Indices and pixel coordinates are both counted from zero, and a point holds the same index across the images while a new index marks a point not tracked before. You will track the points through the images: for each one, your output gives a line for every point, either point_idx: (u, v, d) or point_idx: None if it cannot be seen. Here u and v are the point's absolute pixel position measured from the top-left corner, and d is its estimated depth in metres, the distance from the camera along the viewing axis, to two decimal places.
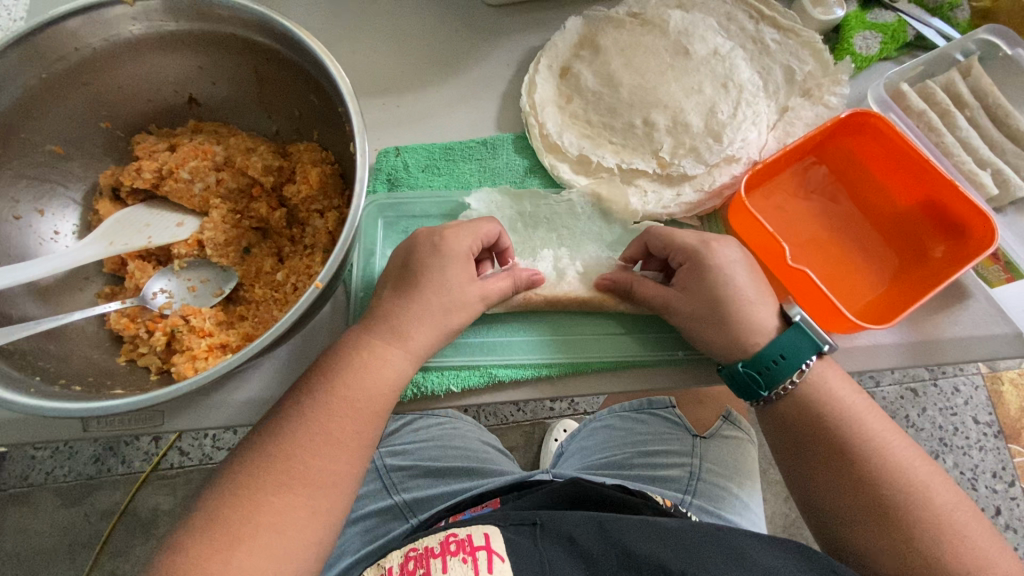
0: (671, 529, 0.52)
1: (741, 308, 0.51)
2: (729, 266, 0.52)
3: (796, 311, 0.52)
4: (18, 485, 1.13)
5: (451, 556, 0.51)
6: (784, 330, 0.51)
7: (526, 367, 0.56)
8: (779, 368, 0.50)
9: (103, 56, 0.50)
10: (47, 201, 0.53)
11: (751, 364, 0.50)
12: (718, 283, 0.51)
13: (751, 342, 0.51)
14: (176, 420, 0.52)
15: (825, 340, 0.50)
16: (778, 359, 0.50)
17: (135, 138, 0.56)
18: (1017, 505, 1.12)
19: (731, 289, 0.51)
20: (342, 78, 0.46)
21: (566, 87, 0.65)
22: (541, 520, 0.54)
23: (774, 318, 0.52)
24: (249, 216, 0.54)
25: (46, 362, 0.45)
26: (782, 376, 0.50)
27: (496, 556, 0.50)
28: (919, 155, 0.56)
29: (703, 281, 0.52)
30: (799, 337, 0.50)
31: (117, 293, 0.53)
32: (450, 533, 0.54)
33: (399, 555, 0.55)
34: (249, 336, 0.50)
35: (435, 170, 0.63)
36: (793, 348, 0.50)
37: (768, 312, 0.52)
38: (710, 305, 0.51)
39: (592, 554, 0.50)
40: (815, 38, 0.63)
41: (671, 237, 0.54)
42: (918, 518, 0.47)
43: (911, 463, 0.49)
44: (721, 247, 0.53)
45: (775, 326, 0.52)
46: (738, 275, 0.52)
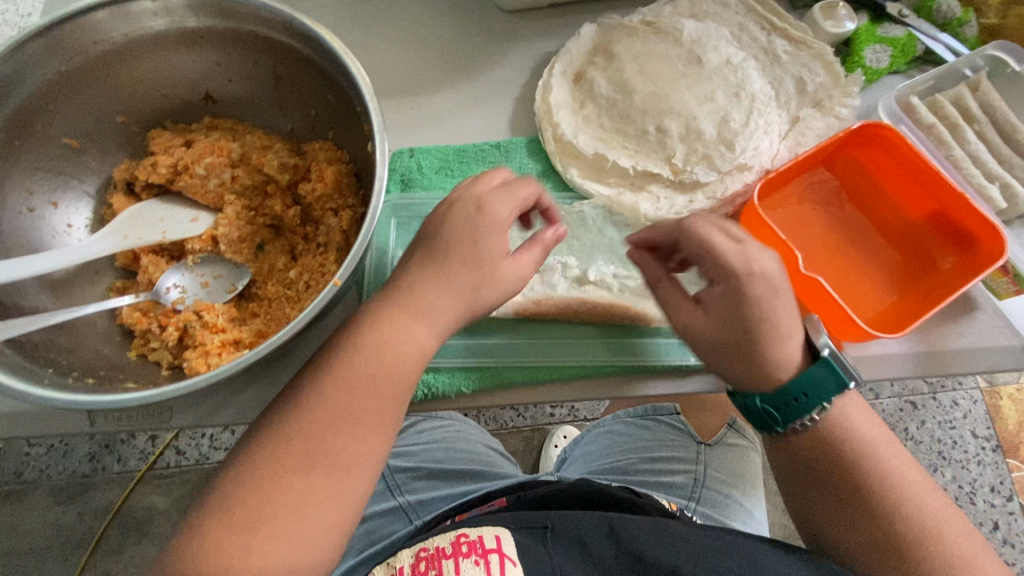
0: (681, 535, 0.52)
1: (771, 339, 0.46)
2: (759, 296, 0.46)
3: (825, 342, 0.48)
4: (12, 482, 1.12)
5: (463, 558, 0.51)
6: (807, 366, 0.47)
7: (535, 369, 0.56)
8: (800, 405, 0.47)
9: (123, 51, 0.50)
10: (62, 193, 0.53)
11: (770, 399, 0.48)
12: (746, 314, 0.46)
13: (774, 374, 0.47)
14: (183, 417, 0.52)
15: (853, 376, 0.47)
16: (800, 396, 0.47)
17: (150, 133, 0.56)
18: (1015, 520, 1.12)
19: (763, 314, 0.46)
20: (362, 77, 0.47)
21: (579, 93, 0.65)
22: (551, 524, 0.54)
23: (800, 350, 0.48)
24: (264, 213, 0.54)
25: (57, 354, 0.45)
26: (801, 413, 0.47)
27: (508, 559, 0.50)
28: (929, 166, 0.57)
29: (732, 301, 0.47)
30: (826, 374, 0.46)
31: (129, 287, 0.53)
32: (462, 535, 0.54)
33: (410, 555, 0.54)
34: (262, 333, 0.50)
35: (449, 171, 0.63)
36: (817, 386, 0.47)
37: (795, 345, 0.47)
38: (738, 330, 0.47)
39: (602, 560, 0.51)
40: (826, 51, 0.64)
41: (710, 243, 0.48)
42: (921, 547, 0.45)
43: (919, 486, 0.47)
44: (761, 265, 0.47)
45: (800, 359, 0.47)
46: (767, 305, 0.46)
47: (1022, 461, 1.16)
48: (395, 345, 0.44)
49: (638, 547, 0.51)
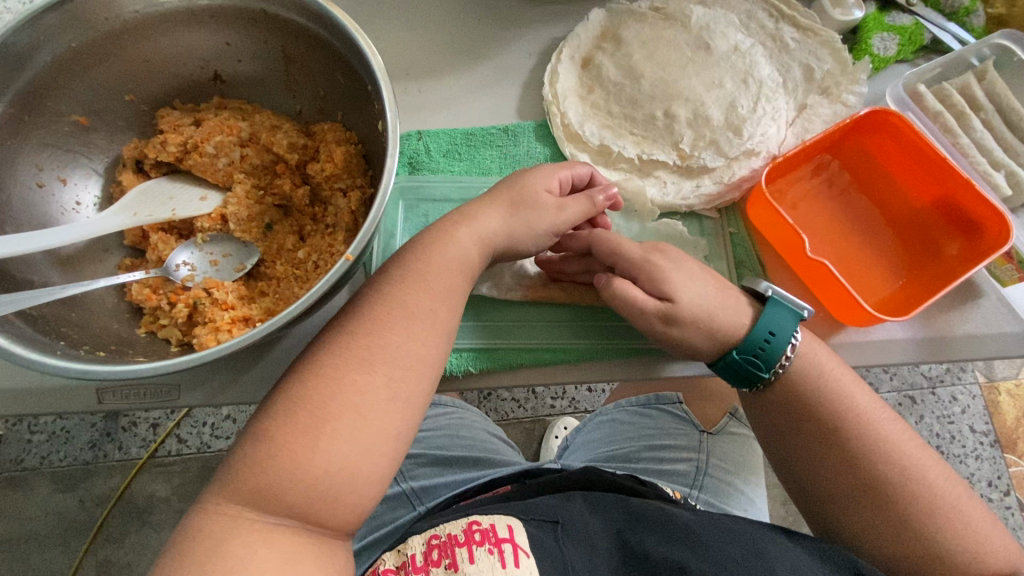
0: (691, 533, 0.51)
1: (716, 305, 0.51)
2: (678, 267, 0.52)
3: (765, 287, 0.52)
4: (13, 469, 1.12)
5: (477, 546, 0.48)
6: (760, 311, 0.51)
7: (543, 351, 0.56)
8: (771, 348, 0.50)
9: (133, 28, 0.50)
10: (70, 170, 0.53)
11: (744, 350, 0.50)
12: (679, 285, 0.51)
13: (730, 334, 0.51)
14: (191, 396, 0.52)
15: (803, 306, 0.51)
16: (768, 338, 0.50)
17: (159, 112, 0.56)
18: (1012, 514, 1.13)
19: (701, 286, 0.52)
20: (374, 55, 0.47)
21: (587, 78, 0.65)
22: (562, 519, 0.52)
23: (746, 307, 0.52)
24: (272, 193, 0.54)
25: (68, 328, 0.45)
26: (777, 354, 0.50)
27: (521, 550, 0.47)
28: (936, 153, 0.57)
29: (672, 284, 0.51)
30: (779, 311, 0.50)
31: (138, 265, 0.53)
32: (474, 522, 0.51)
33: (422, 542, 0.51)
34: (271, 312, 0.50)
35: (456, 155, 0.63)
36: (778, 324, 0.50)
37: (736, 303, 0.52)
38: (688, 304, 0.50)
39: (609, 559, 0.50)
40: (835, 38, 0.64)
41: (615, 243, 0.54)
42: (909, 493, 0.47)
43: (900, 434, 0.49)
44: (663, 253, 0.53)
45: (749, 312, 0.52)
46: (690, 274, 0.52)
47: (1019, 456, 1.16)
48: (405, 318, 0.44)
49: (642, 547, 0.51)
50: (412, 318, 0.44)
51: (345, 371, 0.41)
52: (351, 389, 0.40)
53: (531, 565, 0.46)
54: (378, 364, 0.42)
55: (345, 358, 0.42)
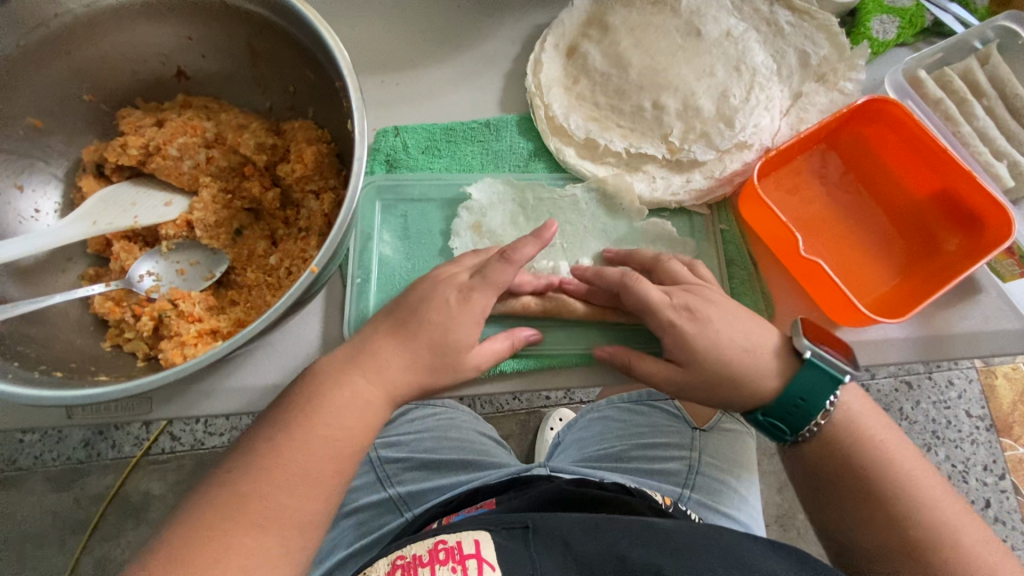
0: (665, 531, 0.52)
1: (739, 359, 0.47)
2: (707, 326, 0.48)
3: (805, 344, 0.48)
4: (6, 469, 1.11)
5: (441, 565, 0.49)
6: (797, 369, 0.48)
7: (527, 357, 0.54)
8: (803, 409, 0.47)
9: (85, 23, 0.47)
10: (27, 176, 0.50)
11: (773, 412, 0.48)
12: (707, 348, 0.47)
13: (766, 391, 0.48)
14: (165, 409, 0.50)
15: (845, 370, 0.46)
16: (799, 402, 0.47)
17: (120, 112, 0.53)
18: (1007, 498, 1.12)
19: (725, 339, 0.48)
20: (339, 49, 0.44)
21: (572, 67, 0.62)
22: (533, 524, 0.53)
23: (783, 356, 0.48)
24: (241, 196, 0.52)
25: (25, 346, 0.43)
26: (808, 417, 0.48)
27: (486, 563, 0.48)
28: (935, 143, 0.54)
29: (696, 351, 0.48)
30: (817, 376, 0.46)
31: (102, 275, 0.51)
32: (439, 541, 0.51)
33: (385, 563, 0.52)
34: (241, 322, 0.48)
35: (435, 151, 0.61)
36: (812, 389, 0.47)
37: (770, 353, 0.48)
38: (706, 369, 0.47)
39: (587, 559, 0.49)
40: (831, 21, 0.60)
41: (647, 299, 0.50)
42: (902, 507, 0.46)
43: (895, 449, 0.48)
44: (692, 305, 0.49)
45: (785, 365, 0.48)
46: (722, 329, 0.48)
47: (1015, 440, 1.16)
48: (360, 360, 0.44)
49: (618, 549, 0.50)
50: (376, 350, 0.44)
51: (304, 422, 0.43)
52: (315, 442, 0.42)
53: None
54: (336, 421, 0.43)
55: (302, 414, 0.43)
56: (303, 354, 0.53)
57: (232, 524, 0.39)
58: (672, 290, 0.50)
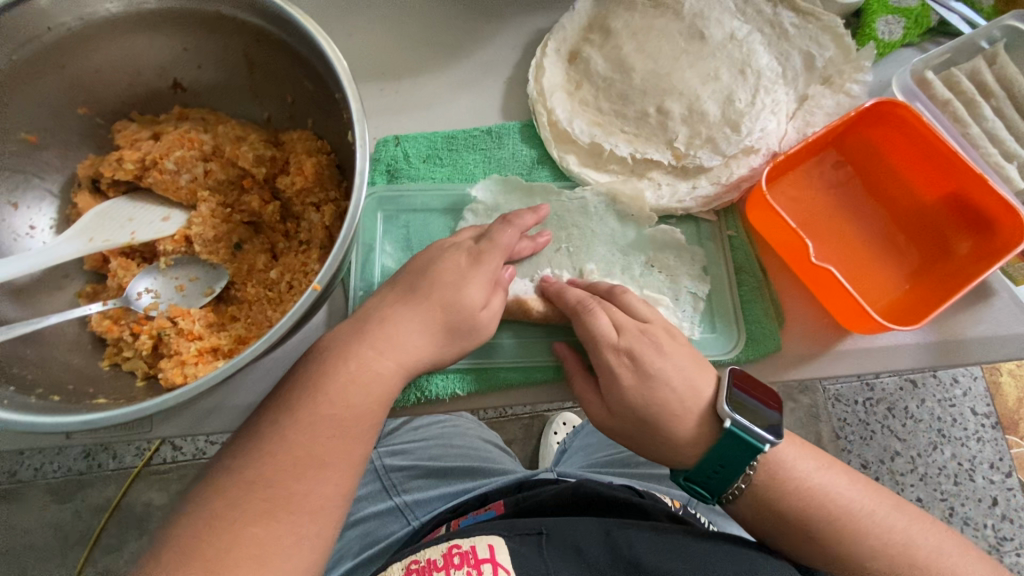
0: (678, 540, 0.50)
1: (666, 416, 0.45)
2: (642, 384, 0.46)
3: (727, 411, 0.44)
4: (7, 482, 1.10)
5: (455, 569, 0.49)
6: (718, 436, 0.45)
7: (534, 368, 0.53)
8: (721, 477, 0.45)
9: (78, 37, 0.46)
10: (21, 193, 0.49)
11: (694, 477, 0.45)
12: (634, 405, 0.46)
13: (687, 454, 0.45)
14: (166, 426, 0.49)
15: (766, 440, 0.43)
16: (717, 469, 0.44)
17: (116, 126, 0.52)
18: (1014, 495, 1.11)
19: (661, 393, 0.46)
20: (339, 61, 0.43)
21: (575, 73, 0.61)
22: (546, 530, 0.53)
23: (706, 422, 0.45)
24: (240, 210, 0.51)
25: (22, 368, 0.42)
26: (727, 483, 0.45)
27: (502, 569, 0.48)
28: (945, 145, 0.54)
29: (626, 405, 0.46)
30: (733, 446, 0.44)
31: (100, 293, 0.50)
32: (453, 545, 0.51)
33: (400, 568, 0.52)
34: (241, 339, 0.47)
35: (437, 160, 0.60)
36: (730, 457, 0.44)
37: (698, 420, 0.45)
38: (633, 415, 0.46)
39: (599, 565, 0.49)
40: (836, 23, 0.59)
41: (592, 331, 0.49)
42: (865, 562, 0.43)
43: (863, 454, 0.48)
44: (639, 350, 0.48)
45: (707, 432, 0.45)
46: (657, 387, 0.46)
47: (1021, 437, 1.14)
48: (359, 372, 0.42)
49: (632, 552, 0.49)
50: (377, 372, 0.43)
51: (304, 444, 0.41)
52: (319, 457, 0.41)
53: None
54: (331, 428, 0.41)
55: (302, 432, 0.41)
56: None
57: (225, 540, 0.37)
58: (624, 338, 0.48)
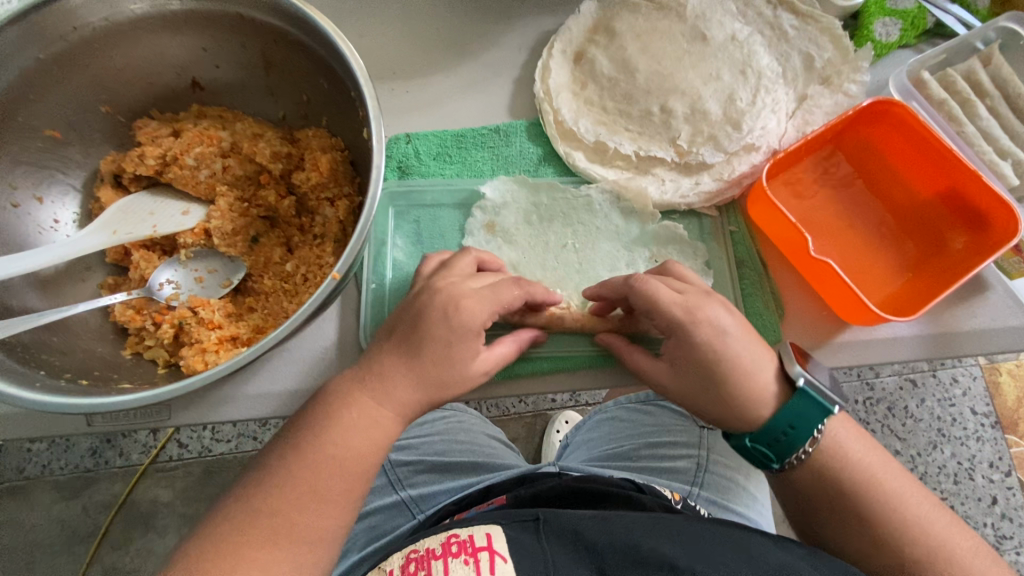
0: (677, 527, 0.51)
1: (742, 375, 0.47)
2: (718, 338, 0.47)
3: (799, 372, 0.48)
4: (15, 478, 1.11)
5: (452, 558, 0.49)
6: (788, 396, 0.48)
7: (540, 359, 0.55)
8: (789, 439, 0.47)
9: (103, 36, 0.48)
10: (46, 188, 0.51)
11: (759, 438, 0.48)
12: (710, 360, 0.47)
13: (758, 410, 0.47)
14: (183, 415, 0.51)
15: (834, 401, 0.47)
16: (788, 430, 0.47)
17: (137, 123, 0.54)
18: (1014, 494, 1.12)
19: (735, 350, 0.47)
20: (355, 59, 0.45)
21: (580, 73, 0.63)
22: (544, 516, 0.54)
23: (774, 381, 0.48)
24: (257, 204, 0.53)
25: (49, 355, 0.43)
26: (795, 446, 0.48)
27: (499, 555, 0.48)
28: (941, 143, 0.55)
29: (701, 358, 0.47)
30: (806, 405, 0.47)
31: (121, 284, 0.51)
32: (453, 535, 0.52)
33: (401, 556, 0.53)
34: (259, 329, 0.49)
35: (447, 157, 0.62)
36: (800, 415, 0.47)
37: (767, 377, 0.48)
38: (704, 376, 0.47)
39: (597, 548, 0.50)
40: (835, 24, 0.61)
41: (654, 297, 0.48)
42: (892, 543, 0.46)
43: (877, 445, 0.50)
44: (709, 314, 0.48)
45: (776, 391, 0.48)
46: (729, 344, 0.47)
47: (1021, 436, 1.16)
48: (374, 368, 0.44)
49: (633, 538, 0.50)
50: (393, 366, 0.45)
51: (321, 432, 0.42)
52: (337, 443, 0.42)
53: (508, 568, 0.47)
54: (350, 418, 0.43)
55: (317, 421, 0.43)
56: (321, 359, 0.53)
57: None
58: (688, 294, 0.49)
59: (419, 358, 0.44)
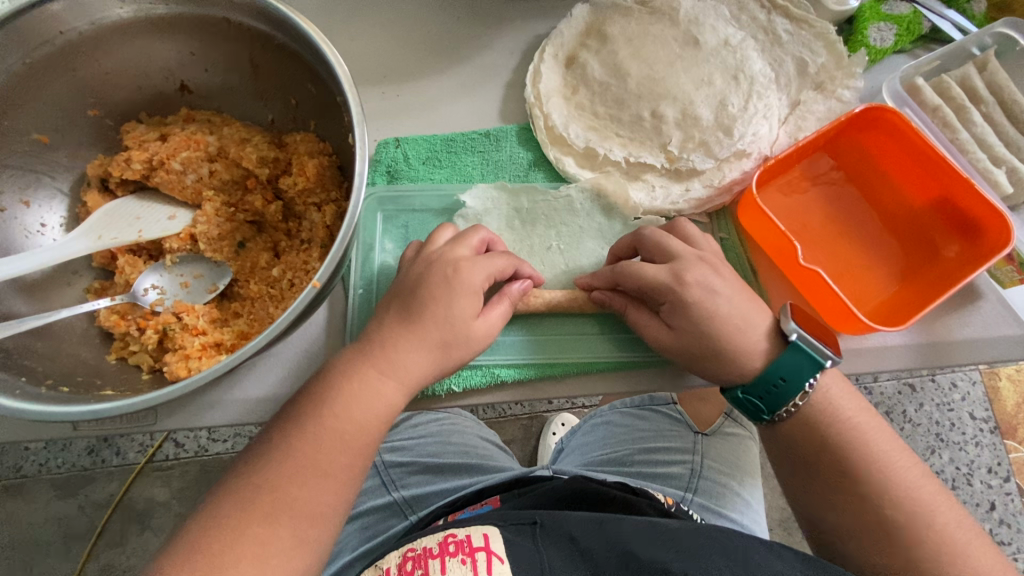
0: (671, 531, 0.51)
1: (732, 333, 0.48)
2: (705, 297, 0.48)
3: (792, 328, 0.48)
4: (12, 476, 1.11)
5: (450, 557, 0.50)
6: (780, 351, 0.48)
7: (535, 364, 0.54)
8: (781, 390, 0.48)
9: (89, 40, 0.47)
10: (33, 192, 0.51)
11: (751, 391, 0.48)
12: (699, 319, 0.48)
13: (750, 367, 0.48)
14: (170, 420, 0.51)
15: (828, 355, 0.47)
16: (778, 381, 0.48)
17: (124, 126, 0.54)
18: (1012, 500, 1.11)
19: (722, 309, 0.48)
20: (340, 64, 0.44)
21: (572, 77, 0.63)
22: (540, 519, 0.53)
23: (766, 338, 0.49)
24: (244, 209, 0.53)
25: (32, 360, 0.43)
26: (786, 398, 0.48)
27: (495, 557, 0.49)
28: (933, 151, 0.55)
29: (689, 318, 0.48)
30: (798, 357, 0.47)
31: (107, 289, 0.52)
32: (448, 534, 0.53)
33: (397, 556, 0.54)
34: (244, 334, 0.49)
35: (437, 162, 0.61)
36: (794, 369, 0.47)
37: (758, 334, 0.48)
38: (701, 337, 0.48)
39: (593, 553, 0.50)
40: (829, 29, 0.60)
41: (641, 273, 0.50)
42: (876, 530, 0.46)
43: (882, 439, 0.48)
44: (696, 276, 0.49)
45: (768, 347, 0.48)
46: (716, 304, 0.48)
47: (1019, 442, 1.15)
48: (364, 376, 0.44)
49: (624, 541, 0.50)
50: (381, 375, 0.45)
51: (305, 440, 0.42)
52: (320, 450, 0.42)
53: (506, 571, 0.48)
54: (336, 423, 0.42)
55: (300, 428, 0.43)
56: (308, 365, 0.53)
57: (240, 525, 0.39)
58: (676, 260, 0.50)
59: (403, 365, 0.44)
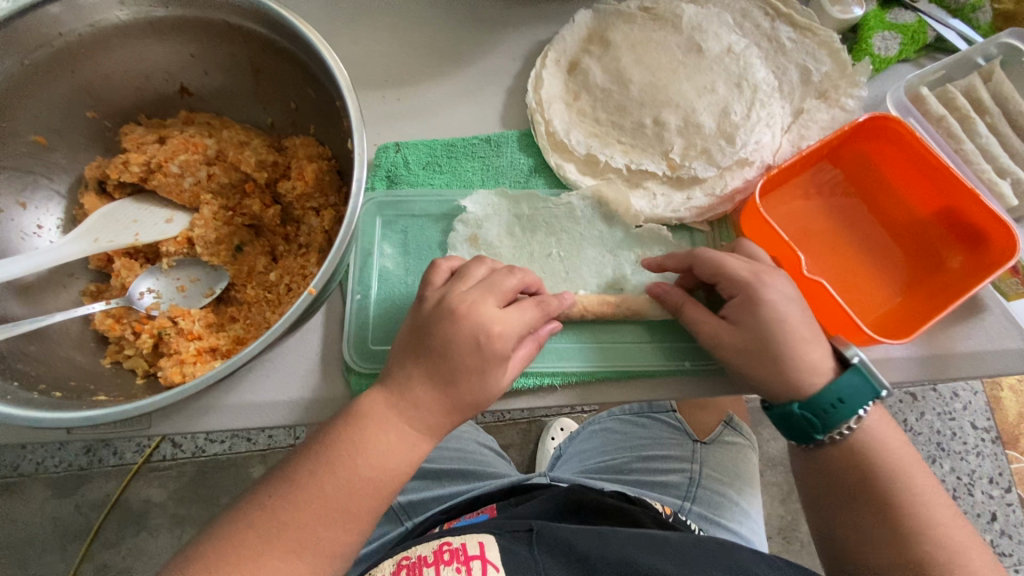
0: (671, 541, 0.51)
1: (800, 342, 0.48)
2: (780, 303, 0.48)
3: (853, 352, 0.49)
4: (8, 475, 1.11)
5: (444, 565, 0.50)
6: (841, 373, 0.48)
7: (582, 370, 0.54)
8: (836, 413, 0.48)
9: (88, 42, 0.47)
10: (30, 193, 0.51)
11: (807, 406, 0.48)
12: (769, 320, 0.48)
13: (806, 381, 0.48)
14: (164, 424, 0.50)
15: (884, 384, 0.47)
16: (835, 404, 0.47)
17: (123, 128, 0.54)
18: (1014, 511, 1.10)
19: (793, 318, 0.48)
20: (340, 69, 0.44)
21: (574, 83, 0.62)
22: (537, 526, 0.53)
23: (829, 357, 0.49)
24: (242, 213, 0.52)
25: (26, 364, 0.43)
26: (838, 421, 0.48)
27: (491, 565, 0.49)
28: (939, 161, 0.54)
29: (759, 317, 0.48)
30: (860, 381, 0.47)
31: (102, 292, 0.51)
32: (443, 542, 0.52)
33: (391, 564, 0.53)
34: (240, 340, 0.48)
35: (436, 167, 0.61)
36: (852, 392, 0.47)
37: (822, 352, 0.48)
38: (759, 340, 0.48)
39: (590, 562, 0.49)
40: (833, 38, 0.60)
41: (722, 265, 0.50)
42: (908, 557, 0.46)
43: (887, 453, 0.49)
44: (775, 282, 0.49)
45: (830, 366, 0.48)
46: (790, 312, 0.48)
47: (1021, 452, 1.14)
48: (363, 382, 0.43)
49: (623, 553, 0.49)
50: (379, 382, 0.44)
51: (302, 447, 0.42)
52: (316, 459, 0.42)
53: None
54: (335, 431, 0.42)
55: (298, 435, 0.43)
56: (305, 370, 0.53)
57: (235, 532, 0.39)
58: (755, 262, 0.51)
59: (401, 376, 0.44)
